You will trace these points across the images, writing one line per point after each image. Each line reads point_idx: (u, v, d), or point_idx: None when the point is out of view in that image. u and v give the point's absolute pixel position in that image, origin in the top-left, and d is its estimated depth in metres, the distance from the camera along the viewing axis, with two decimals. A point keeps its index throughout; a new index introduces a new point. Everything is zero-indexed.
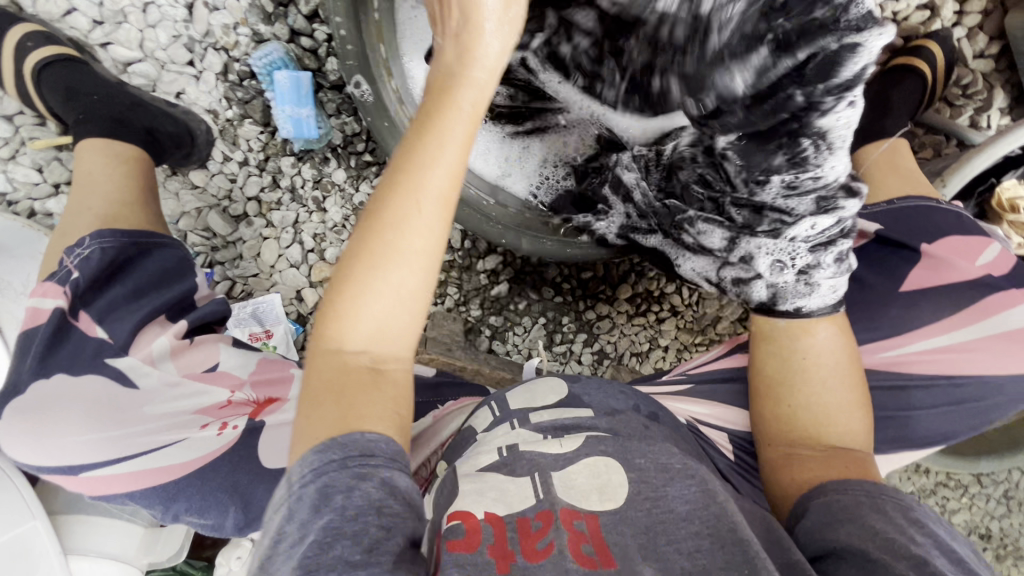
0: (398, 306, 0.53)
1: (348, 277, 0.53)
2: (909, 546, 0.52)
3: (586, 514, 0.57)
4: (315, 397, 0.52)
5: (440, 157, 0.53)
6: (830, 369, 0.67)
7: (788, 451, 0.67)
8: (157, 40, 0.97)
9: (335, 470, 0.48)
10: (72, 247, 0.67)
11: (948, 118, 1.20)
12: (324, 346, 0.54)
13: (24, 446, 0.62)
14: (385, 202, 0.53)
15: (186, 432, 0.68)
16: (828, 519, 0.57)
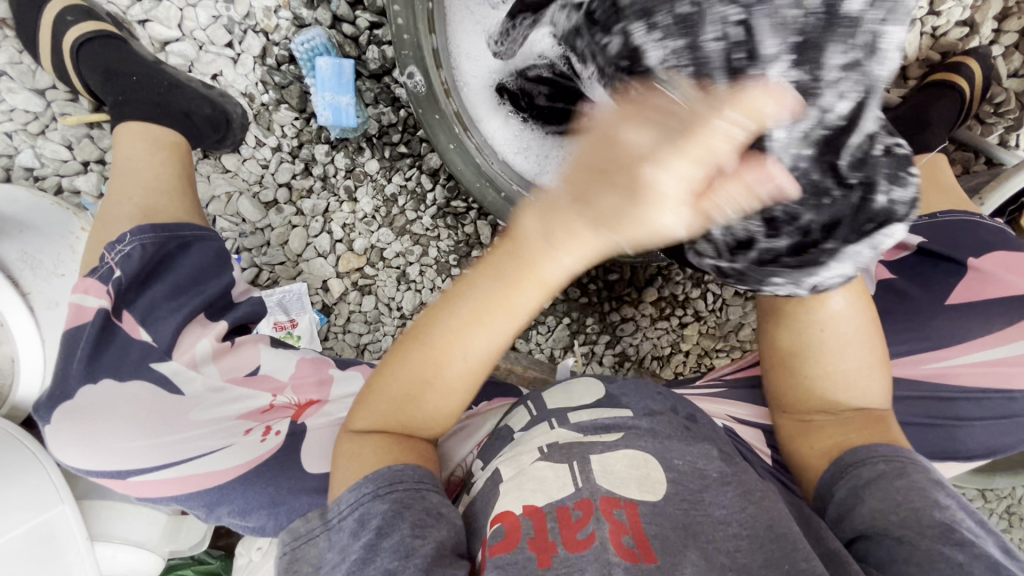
0: (447, 402, 0.57)
1: (399, 373, 0.57)
2: (933, 513, 0.53)
3: (625, 502, 0.57)
4: (353, 451, 0.57)
5: (491, 327, 0.52)
6: (849, 340, 0.64)
7: (806, 416, 0.68)
8: (196, 20, 0.95)
9: (370, 500, 0.53)
10: (113, 244, 0.67)
11: (978, 135, 1.21)
12: (374, 425, 0.58)
13: (74, 448, 0.62)
14: (423, 324, 0.55)
15: (232, 437, 0.66)
16: (852, 500, 0.58)
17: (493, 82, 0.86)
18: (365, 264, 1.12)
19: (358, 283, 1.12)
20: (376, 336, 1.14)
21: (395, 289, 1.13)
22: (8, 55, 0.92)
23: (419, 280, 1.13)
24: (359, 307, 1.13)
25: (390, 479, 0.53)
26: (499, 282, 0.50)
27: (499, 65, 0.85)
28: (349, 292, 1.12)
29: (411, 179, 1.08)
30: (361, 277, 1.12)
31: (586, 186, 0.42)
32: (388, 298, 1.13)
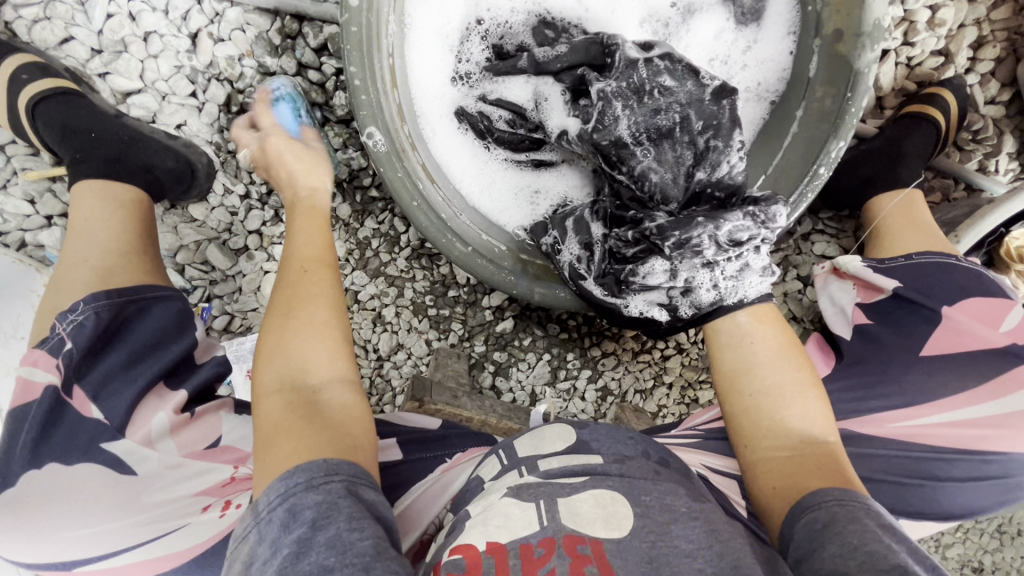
0: (323, 333, 0.64)
1: (274, 326, 0.64)
2: (889, 557, 0.51)
3: (590, 539, 0.56)
4: (270, 443, 0.56)
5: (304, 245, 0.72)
6: (773, 363, 0.70)
7: (763, 452, 0.67)
8: (159, 71, 0.93)
9: (302, 491, 0.51)
10: (65, 312, 0.65)
11: (956, 162, 1.20)
12: (273, 391, 0.60)
13: (17, 542, 0.57)
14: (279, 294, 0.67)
15: (188, 516, 0.60)
16: (812, 544, 0.56)
17: (454, 107, 0.87)
18: None
19: None
20: None
21: (371, 332, 1.12)
22: None
23: (394, 321, 1.13)
24: None
25: (324, 471, 0.52)
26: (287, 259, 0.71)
27: (464, 96, 0.88)
28: None
29: (384, 223, 1.08)
30: None
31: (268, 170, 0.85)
32: (364, 340, 1.13)
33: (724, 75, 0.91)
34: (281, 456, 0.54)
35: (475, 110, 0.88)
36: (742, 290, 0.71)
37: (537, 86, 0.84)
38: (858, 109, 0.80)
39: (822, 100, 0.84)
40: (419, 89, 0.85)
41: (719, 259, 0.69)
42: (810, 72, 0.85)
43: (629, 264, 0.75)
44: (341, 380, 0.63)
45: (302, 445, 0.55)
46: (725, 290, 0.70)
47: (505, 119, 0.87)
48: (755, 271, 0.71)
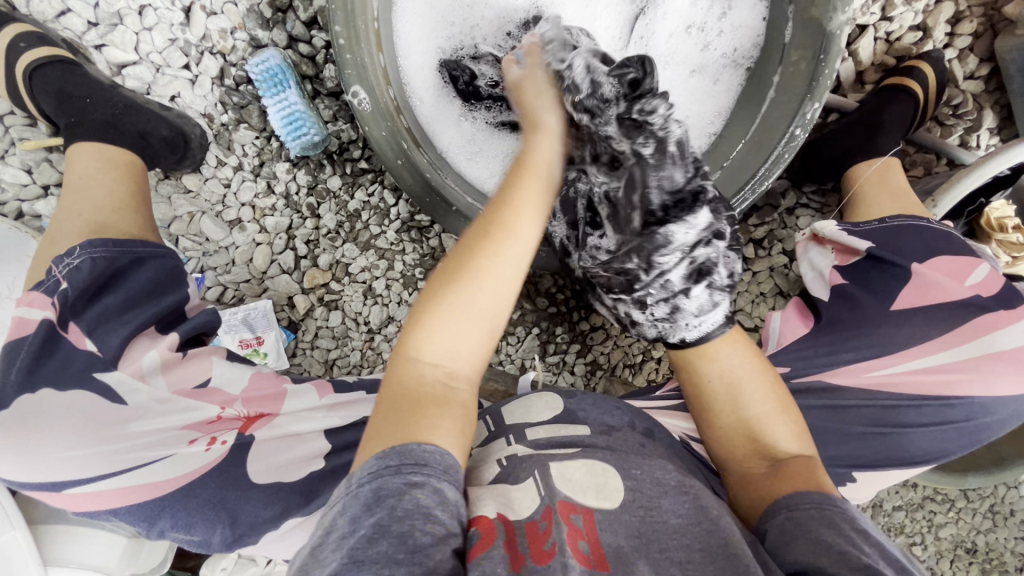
0: (478, 326, 0.60)
1: (448, 287, 0.60)
2: (863, 559, 0.51)
3: (582, 509, 0.57)
4: (392, 408, 0.56)
5: (509, 258, 0.61)
6: (739, 387, 0.68)
7: (744, 481, 0.65)
8: (152, 43, 0.96)
9: (390, 474, 0.51)
10: (61, 256, 0.65)
11: (937, 137, 1.22)
12: (410, 356, 0.59)
13: (6, 462, 0.59)
14: (461, 260, 0.61)
15: (175, 447, 0.64)
16: (785, 538, 0.56)
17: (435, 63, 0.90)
18: (330, 280, 1.11)
19: (324, 299, 1.12)
20: (344, 351, 1.13)
21: (362, 304, 1.12)
22: None
23: (385, 294, 1.12)
24: (326, 323, 1.12)
25: (416, 460, 0.52)
26: (473, 242, 0.62)
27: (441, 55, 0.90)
28: (315, 308, 1.11)
29: (374, 195, 1.09)
30: (326, 293, 1.12)
31: None
32: (355, 313, 1.12)
33: (702, 42, 0.95)
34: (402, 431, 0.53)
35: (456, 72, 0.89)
36: (678, 329, 0.69)
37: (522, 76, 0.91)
38: (832, 72, 0.82)
39: (796, 64, 0.86)
40: (403, 47, 0.87)
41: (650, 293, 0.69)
42: (785, 38, 0.88)
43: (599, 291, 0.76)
44: (467, 359, 0.61)
45: (411, 428, 0.54)
46: (664, 329, 0.70)
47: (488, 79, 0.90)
48: (690, 312, 0.68)
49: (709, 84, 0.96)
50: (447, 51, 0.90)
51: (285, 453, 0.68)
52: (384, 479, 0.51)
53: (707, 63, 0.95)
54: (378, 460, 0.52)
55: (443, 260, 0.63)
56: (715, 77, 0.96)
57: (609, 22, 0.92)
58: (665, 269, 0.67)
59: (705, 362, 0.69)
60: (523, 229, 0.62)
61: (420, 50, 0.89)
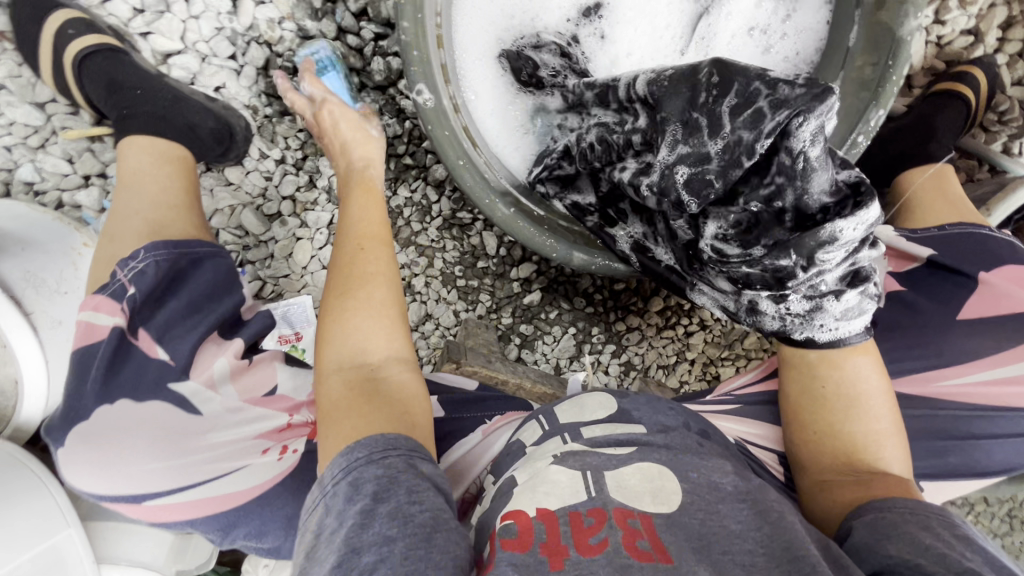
0: (385, 327, 0.67)
1: (333, 302, 0.68)
2: (961, 560, 0.50)
3: (640, 513, 0.57)
4: (334, 415, 0.58)
5: (355, 288, 0.68)
6: (858, 402, 0.67)
7: (823, 481, 0.67)
8: (199, 32, 0.94)
9: (363, 465, 0.52)
10: (126, 260, 0.64)
11: (983, 144, 1.21)
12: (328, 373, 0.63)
13: (87, 472, 0.58)
14: (335, 288, 0.69)
15: (249, 458, 0.62)
16: (875, 538, 0.56)
17: (495, 51, 0.87)
18: None
19: None
20: None
21: None
22: (7, 68, 0.91)
23: (424, 291, 1.15)
24: None
25: (384, 445, 0.53)
26: (343, 281, 0.69)
27: (504, 39, 0.87)
28: None
29: (417, 191, 1.09)
30: None
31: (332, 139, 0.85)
32: None
33: (764, 44, 0.92)
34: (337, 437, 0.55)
35: (523, 59, 0.86)
36: (809, 327, 0.64)
37: (578, 33, 0.90)
38: (899, 78, 0.80)
39: (861, 69, 0.84)
40: (463, 37, 0.85)
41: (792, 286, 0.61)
42: (848, 43, 0.86)
43: (702, 270, 0.70)
44: (390, 348, 0.66)
45: (361, 423, 0.56)
46: (791, 323, 0.65)
47: (550, 68, 0.85)
48: (832, 314, 0.63)
49: None
50: (506, 40, 0.88)
51: None
52: (359, 471, 0.51)
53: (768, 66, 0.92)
54: (344, 457, 0.53)
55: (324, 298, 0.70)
56: None
57: (671, 21, 0.90)
58: (829, 265, 0.59)
59: (829, 370, 0.67)
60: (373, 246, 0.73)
61: (479, 44, 0.87)
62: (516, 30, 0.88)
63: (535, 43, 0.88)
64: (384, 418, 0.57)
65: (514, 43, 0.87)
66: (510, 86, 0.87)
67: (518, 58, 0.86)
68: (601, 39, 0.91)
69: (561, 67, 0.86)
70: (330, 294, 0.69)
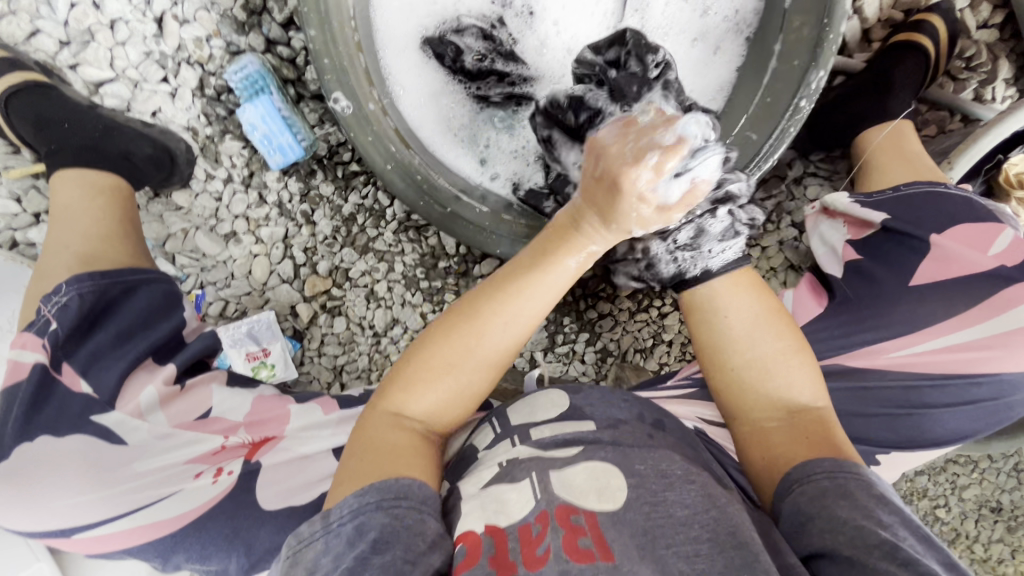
0: (464, 389, 0.61)
1: (437, 344, 0.61)
2: (877, 533, 0.51)
3: (584, 510, 0.55)
4: (363, 451, 0.57)
5: (474, 345, 0.60)
6: (748, 329, 0.67)
7: (753, 425, 0.66)
8: (127, 58, 0.93)
9: (371, 510, 0.51)
10: (49, 295, 0.65)
11: (952, 93, 1.16)
12: (390, 407, 0.61)
13: (15, 512, 0.59)
14: (446, 325, 0.61)
15: (181, 483, 0.63)
16: (800, 519, 0.55)
17: (418, 37, 0.86)
18: (332, 287, 1.08)
19: (327, 306, 1.09)
20: (352, 357, 1.10)
21: (365, 308, 1.09)
22: None
23: (388, 297, 1.09)
24: (331, 329, 1.09)
25: (395, 493, 0.52)
26: (454, 322, 0.61)
27: (427, 24, 0.86)
28: (319, 316, 1.09)
29: (368, 197, 1.06)
30: (329, 300, 1.09)
31: (593, 196, 0.56)
32: (359, 317, 1.09)
33: (700, 7, 0.89)
34: (361, 473, 0.54)
35: (445, 43, 0.86)
36: (702, 259, 0.68)
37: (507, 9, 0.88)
38: (836, 36, 0.74)
39: (799, 30, 0.78)
40: (386, 35, 0.84)
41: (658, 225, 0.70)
42: (786, 4, 0.81)
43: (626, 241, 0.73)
44: (451, 410, 0.62)
45: (388, 464, 0.55)
46: (684, 261, 0.69)
47: (473, 54, 0.86)
48: (715, 237, 0.68)
49: (709, 55, 0.90)
50: (431, 28, 0.87)
51: (294, 476, 0.66)
52: (365, 516, 0.50)
53: (708, 31, 0.89)
54: (356, 497, 0.52)
55: (426, 331, 0.64)
56: (716, 47, 0.90)
57: None
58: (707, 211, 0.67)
59: (706, 306, 0.69)
60: (516, 309, 0.61)
61: (403, 29, 0.85)
62: (438, 15, 0.87)
63: (455, 27, 0.87)
64: (422, 470, 0.56)
65: (437, 31, 0.86)
66: (440, 76, 0.87)
67: (438, 44, 0.86)
68: (529, 17, 0.88)
69: (486, 51, 0.87)
70: (440, 325, 0.62)
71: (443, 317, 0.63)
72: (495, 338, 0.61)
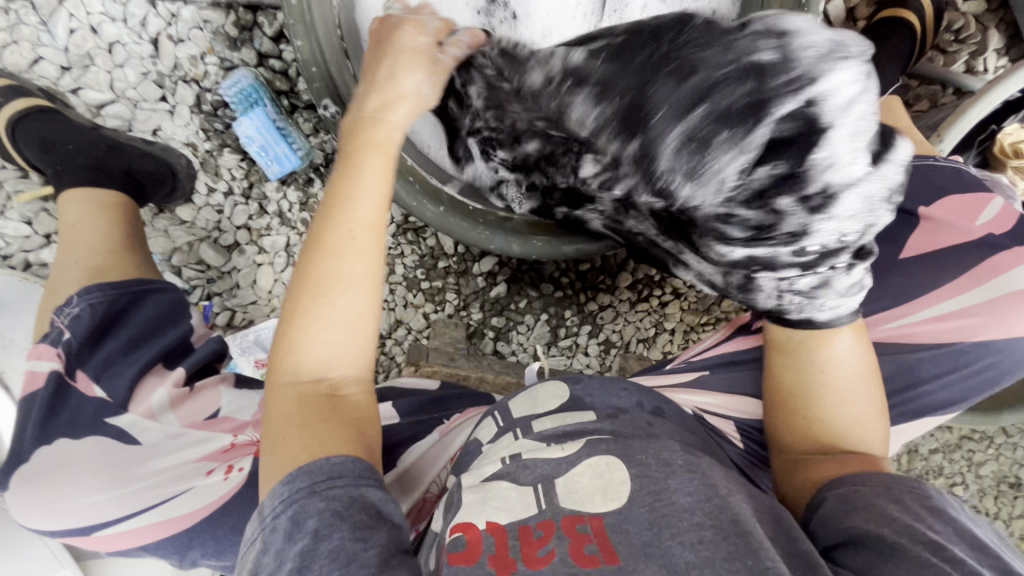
0: (348, 326, 0.59)
1: (301, 296, 0.58)
2: (923, 530, 0.51)
3: (589, 517, 0.56)
4: (279, 426, 0.56)
5: (341, 284, 0.58)
6: (842, 380, 0.65)
7: (799, 454, 0.67)
8: (126, 80, 0.97)
9: (307, 496, 0.51)
10: (62, 306, 0.68)
11: (941, 66, 1.16)
12: (287, 377, 0.59)
13: (36, 513, 0.62)
14: (306, 273, 0.59)
15: (194, 480, 0.65)
16: (845, 508, 0.56)
17: None
18: None
19: None
20: None
21: None
22: None
23: (390, 299, 1.18)
24: None
25: (346, 476, 0.52)
26: (315, 265, 0.58)
27: None
28: None
29: None
30: None
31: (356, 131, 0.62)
32: None
33: None
34: (295, 451, 0.54)
35: None
36: (813, 308, 0.62)
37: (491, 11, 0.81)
38: (817, 12, 0.71)
39: (781, 9, 0.76)
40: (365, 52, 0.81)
41: (773, 239, 0.57)
42: None
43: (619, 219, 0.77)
44: (351, 354, 0.60)
45: (310, 438, 0.55)
46: (789, 305, 0.63)
47: None
48: (834, 292, 0.61)
49: None
50: None
51: None
52: (344, 500, 0.51)
53: None
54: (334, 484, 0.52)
55: (291, 280, 0.60)
56: None
57: None
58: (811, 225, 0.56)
59: (821, 348, 0.65)
60: (361, 235, 0.59)
61: None
62: None
63: None
64: (339, 435, 0.56)
65: None
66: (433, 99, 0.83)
67: None
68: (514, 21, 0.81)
69: None
70: (302, 275, 0.59)
71: (301, 265, 0.60)
72: (347, 294, 0.59)
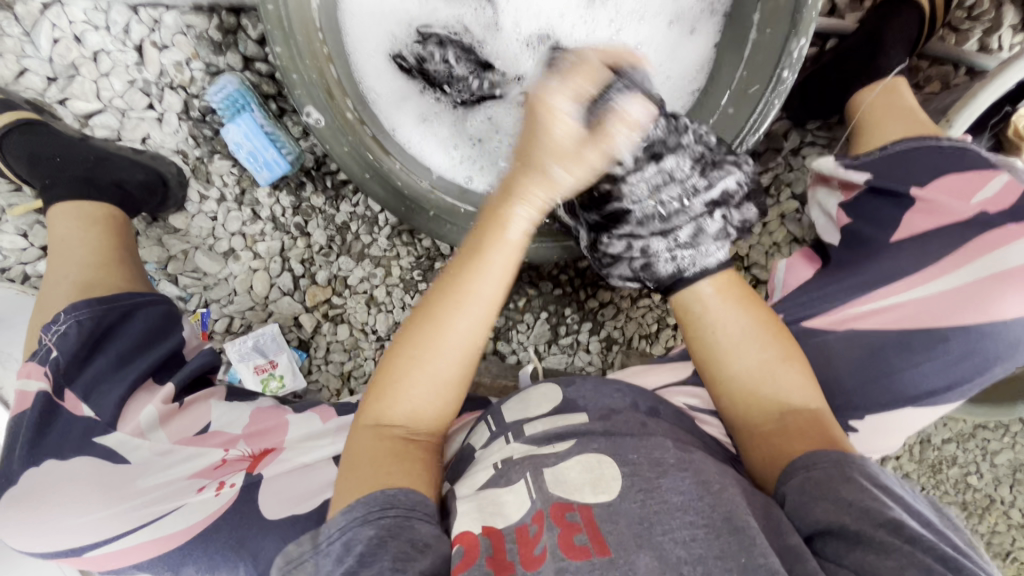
0: (441, 387, 0.63)
1: (406, 345, 0.62)
2: (883, 510, 0.51)
3: (579, 505, 0.55)
4: (353, 463, 0.59)
5: (443, 348, 0.61)
6: (744, 337, 0.66)
7: (745, 427, 0.65)
8: (112, 88, 0.96)
9: (359, 525, 0.54)
10: (49, 324, 0.68)
11: (954, 45, 1.11)
12: (372, 418, 0.62)
13: (27, 534, 0.62)
14: (412, 333, 0.62)
15: (184, 497, 0.65)
16: (803, 497, 0.55)
17: (387, 55, 0.86)
18: (332, 295, 1.09)
19: (329, 314, 1.10)
20: (359, 362, 1.10)
21: (366, 314, 1.09)
22: None
23: (387, 301, 1.09)
24: (336, 337, 1.10)
25: (383, 505, 0.55)
26: (426, 324, 0.62)
27: (395, 42, 0.86)
28: (322, 325, 1.09)
29: (359, 204, 1.06)
30: (330, 308, 1.10)
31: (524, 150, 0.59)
32: (362, 323, 1.10)
33: None
34: (359, 483, 0.56)
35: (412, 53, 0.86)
36: (701, 259, 0.67)
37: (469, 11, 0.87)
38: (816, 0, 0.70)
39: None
40: (353, 44, 0.82)
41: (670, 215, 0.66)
42: None
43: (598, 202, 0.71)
44: (440, 413, 0.64)
45: (382, 475, 0.57)
46: (683, 260, 0.67)
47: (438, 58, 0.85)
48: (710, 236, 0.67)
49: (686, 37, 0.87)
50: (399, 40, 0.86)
51: (296, 484, 0.67)
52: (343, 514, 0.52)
53: (683, 11, 0.86)
54: None
55: (397, 334, 0.64)
56: (693, 27, 0.86)
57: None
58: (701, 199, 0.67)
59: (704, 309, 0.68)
60: (473, 308, 0.62)
61: (371, 35, 0.84)
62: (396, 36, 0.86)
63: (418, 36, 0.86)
64: (412, 475, 0.58)
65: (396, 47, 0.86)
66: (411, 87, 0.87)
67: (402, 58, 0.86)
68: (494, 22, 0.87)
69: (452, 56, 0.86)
70: (408, 330, 0.63)
71: (407, 325, 0.64)
72: (443, 363, 0.62)
